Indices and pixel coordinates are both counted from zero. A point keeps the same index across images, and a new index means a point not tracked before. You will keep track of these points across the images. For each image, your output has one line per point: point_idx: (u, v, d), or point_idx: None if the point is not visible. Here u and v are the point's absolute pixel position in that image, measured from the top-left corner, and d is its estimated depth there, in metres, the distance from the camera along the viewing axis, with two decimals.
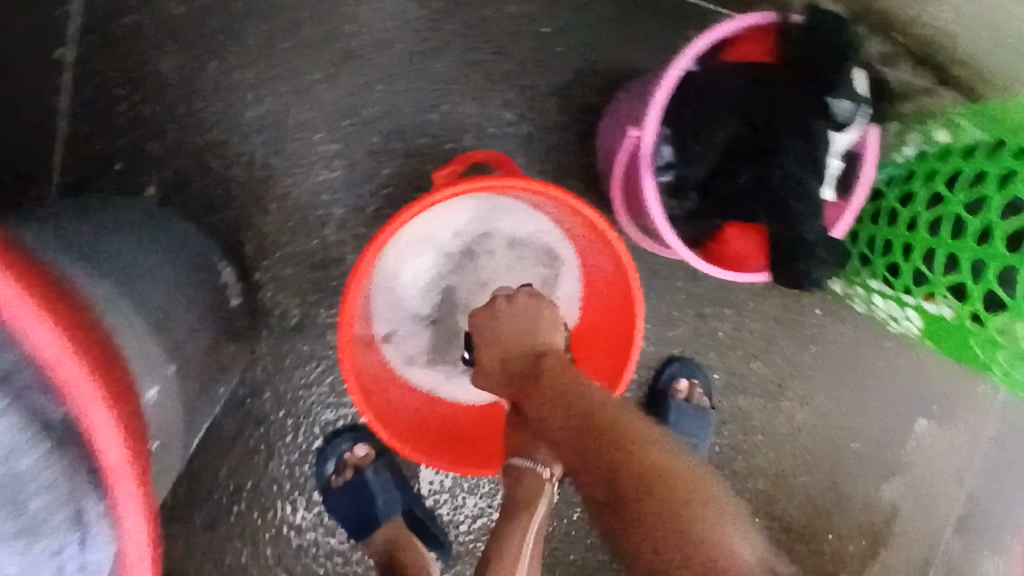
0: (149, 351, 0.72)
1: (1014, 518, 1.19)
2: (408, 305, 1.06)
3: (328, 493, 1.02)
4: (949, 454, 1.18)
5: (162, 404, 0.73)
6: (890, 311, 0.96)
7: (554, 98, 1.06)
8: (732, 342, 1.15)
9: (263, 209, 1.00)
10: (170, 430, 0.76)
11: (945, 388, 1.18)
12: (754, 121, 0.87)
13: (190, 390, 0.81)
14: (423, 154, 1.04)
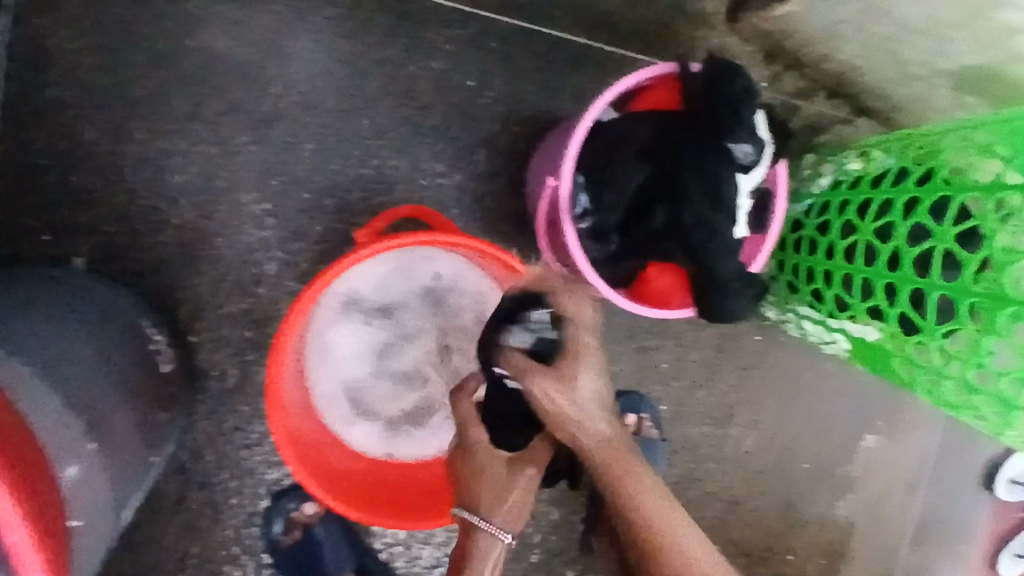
0: (69, 426, 0.67)
1: (965, 523, 1.26)
2: (348, 370, 0.90)
3: (277, 552, 0.99)
4: (895, 467, 1.25)
5: (90, 483, 0.68)
6: (819, 335, 0.99)
7: (488, 146, 1.02)
8: (678, 372, 1.18)
9: (196, 270, 0.95)
10: (98, 511, 0.69)
11: (886, 405, 1.25)
12: (664, 164, 0.80)
13: (124, 467, 0.75)
14: (356, 208, 0.98)
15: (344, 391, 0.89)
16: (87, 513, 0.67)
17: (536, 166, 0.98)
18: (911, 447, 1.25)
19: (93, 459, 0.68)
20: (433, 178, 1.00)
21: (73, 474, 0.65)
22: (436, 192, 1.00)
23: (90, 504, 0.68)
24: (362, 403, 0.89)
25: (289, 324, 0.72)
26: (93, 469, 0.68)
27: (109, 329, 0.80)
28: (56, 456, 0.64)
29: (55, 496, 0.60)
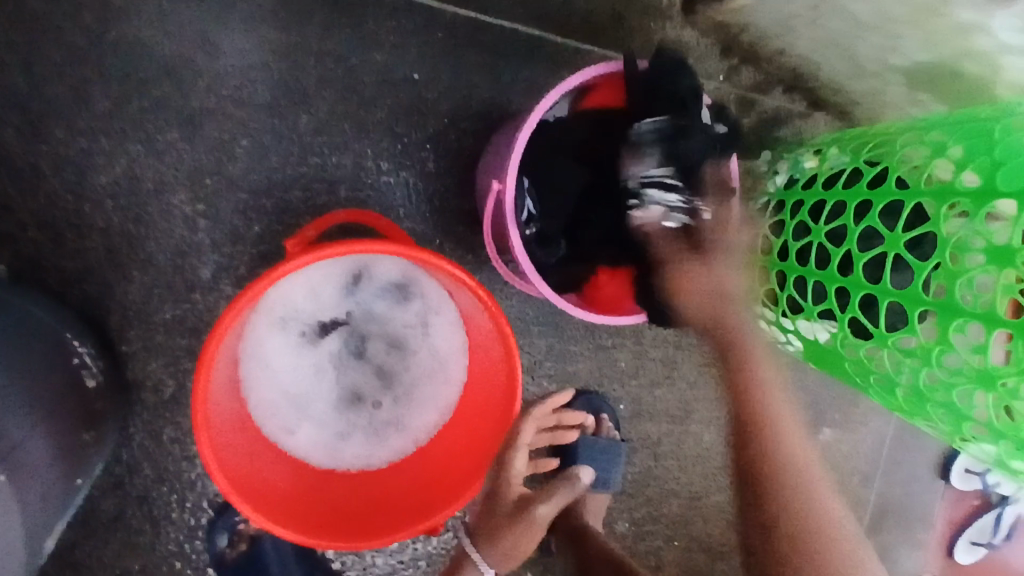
0: None
1: (917, 510, 1.28)
2: (285, 385, 0.85)
3: (223, 567, 0.95)
4: (850, 458, 1.26)
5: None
6: (774, 335, 0.98)
7: (434, 144, 0.98)
8: (636, 370, 1.17)
9: (126, 277, 0.90)
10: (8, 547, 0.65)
11: (839, 398, 1.25)
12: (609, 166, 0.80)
13: (41, 495, 0.70)
14: (295, 209, 0.93)
15: (283, 407, 0.85)
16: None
17: (487, 166, 0.95)
18: (868, 437, 1.27)
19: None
20: (378, 176, 0.96)
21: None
22: (382, 190, 0.97)
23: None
24: (302, 419, 0.85)
25: (216, 343, 0.66)
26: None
27: (28, 343, 0.75)
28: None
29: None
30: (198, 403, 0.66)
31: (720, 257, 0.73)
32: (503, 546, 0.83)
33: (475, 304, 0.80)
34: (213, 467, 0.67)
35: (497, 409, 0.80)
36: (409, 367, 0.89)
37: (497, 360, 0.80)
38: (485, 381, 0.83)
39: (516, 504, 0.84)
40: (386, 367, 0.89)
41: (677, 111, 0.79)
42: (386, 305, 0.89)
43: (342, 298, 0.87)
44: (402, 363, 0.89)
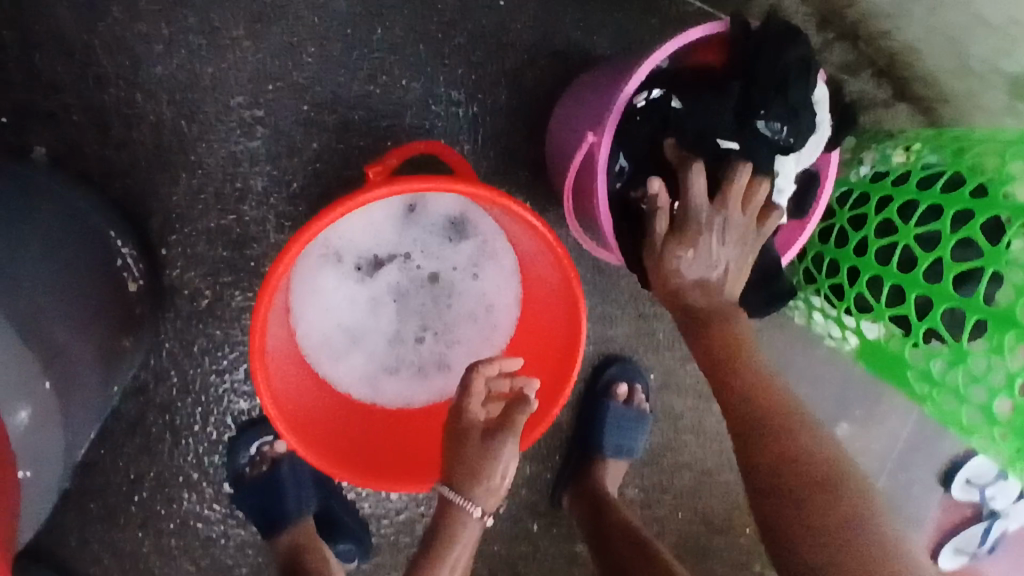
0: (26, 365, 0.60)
1: (920, 515, 1.25)
2: (330, 317, 0.82)
3: (239, 485, 0.93)
4: (860, 454, 1.25)
5: (38, 431, 0.60)
6: (829, 330, 0.95)
7: (509, 80, 0.92)
8: (672, 341, 1.15)
9: (171, 177, 0.85)
10: (52, 459, 0.64)
11: (861, 396, 1.24)
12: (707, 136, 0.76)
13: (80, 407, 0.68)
14: (357, 129, 0.88)
15: (324, 335, 0.82)
16: (35, 463, 0.60)
17: (563, 112, 0.89)
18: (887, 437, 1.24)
19: (47, 402, 0.61)
20: (448, 106, 0.90)
21: (22, 420, 0.58)
22: (449, 122, 0.91)
23: (37, 454, 0.61)
24: (344, 349, 0.83)
25: (280, 268, 0.62)
26: (44, 414, 0.61)
27: (69, 243, 0.71)
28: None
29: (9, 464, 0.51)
30: (256, 328, 0.62)
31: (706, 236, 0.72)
32: (486, 479, 0.68)
33: (547, 258, 0.75)
34: (263, 394, 0.64)
35: (549, 371, 0.77)
36: (456, 308, 0.85)
37: (559, 322, 0.76)
38: (539, 340, 0.80)
39: (482, 438, 0.69)
40: (433, 306, 0.85)
41: (782, 96, 0.73)
42: (438, 241, 0.84)
43: (395, 232, 0.83)
44: (450, 302, 0.85)
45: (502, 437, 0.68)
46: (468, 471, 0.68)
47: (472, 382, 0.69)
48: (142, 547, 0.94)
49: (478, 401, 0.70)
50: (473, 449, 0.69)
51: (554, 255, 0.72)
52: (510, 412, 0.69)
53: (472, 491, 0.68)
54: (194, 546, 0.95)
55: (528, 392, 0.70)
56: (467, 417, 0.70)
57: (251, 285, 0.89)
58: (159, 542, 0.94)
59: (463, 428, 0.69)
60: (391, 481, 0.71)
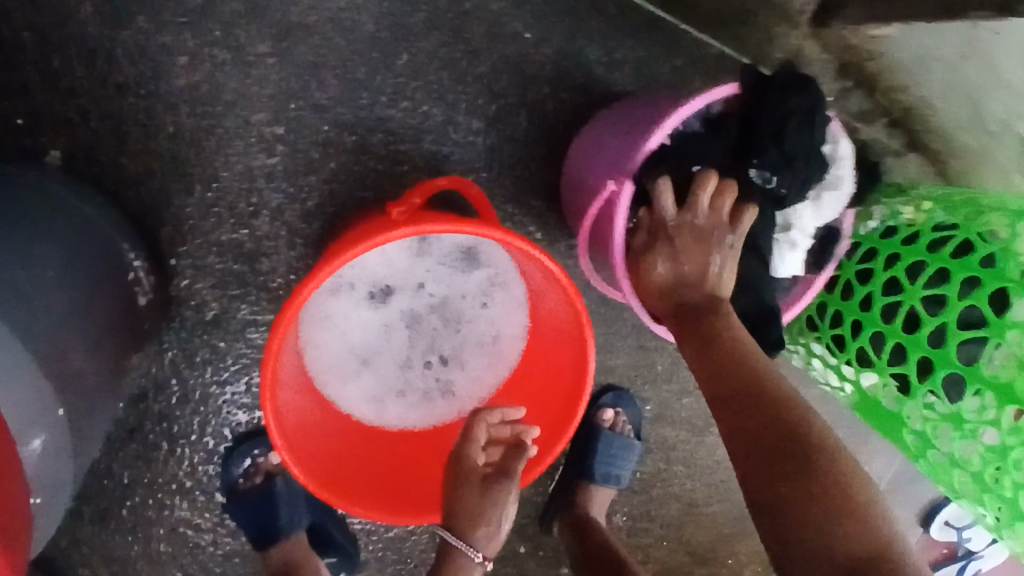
0: (41, 390, 0.59)
1: None
2: (338, 339, 0.83)
3: (233, 496, 0.92)
4: None
5: (48, 458, 0.60)
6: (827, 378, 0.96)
7: (529, 111, 0.92)
8: (670, 374, 1.16)
9: (186, 189, 0.84)
10: (59, 484, 0.63)
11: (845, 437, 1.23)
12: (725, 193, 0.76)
13: (85, 427, 0.68)
14: (375, 151, 0.88)
15: (334, 360, 0.82)
16: (44, 489, 0.60)
17: (581, 148, 0.89)
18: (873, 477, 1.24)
19: (58, 426, 0.61)
20: (467, 134, 0.91)
21: (35, 448, 0.57)
22: (467, 149, 0.91)
23: (47, 479, 0.60)
24: (352, 375, 0.83)
25: (298, 300, 0.62)
26: (54, 439, 0.61)
27: (81, 255, 0.70)
28: (16, 432, 0.55)
29: (19, 493, 0.51)
30: (270, 357, 0.62)
31: (684, 242, 0.72)
32: (488, 523, 0.70)
33: (561, 297, 0.74)
34: (271, 420, 0.63)
35: (555, 410, 0.77)
36: (464, 337, 0.86)
37: (567, 360, 0.76)
38: (546, 378, 0.79)
39: (484, 485, 0.70)
40: (441, 334, 0.86)
41: (774, 138, 0.73)
42: (449, 273, 0.85)
43: (405, 259, 0.84)
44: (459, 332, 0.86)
45: (502, 483, 0.70)
46: (473, 516, 0.69)
47: (475, 428, 0.70)
48: (130, 552, 0.93)
49: (479, 446, 0.71)
50: (479, 494, 0.70)
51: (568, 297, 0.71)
52: (509, 460, 0.71)
53: (475, 536, 0.70)
54: (182, 553, 0.95)
55: (526, 440, 0.72)
56: (467, 461, 0.70)
57: (258, 300, 0.88)
58: (148, 548, 0.94)
59: (465, 474, 0.70)
60: (392, 513, 0.71)
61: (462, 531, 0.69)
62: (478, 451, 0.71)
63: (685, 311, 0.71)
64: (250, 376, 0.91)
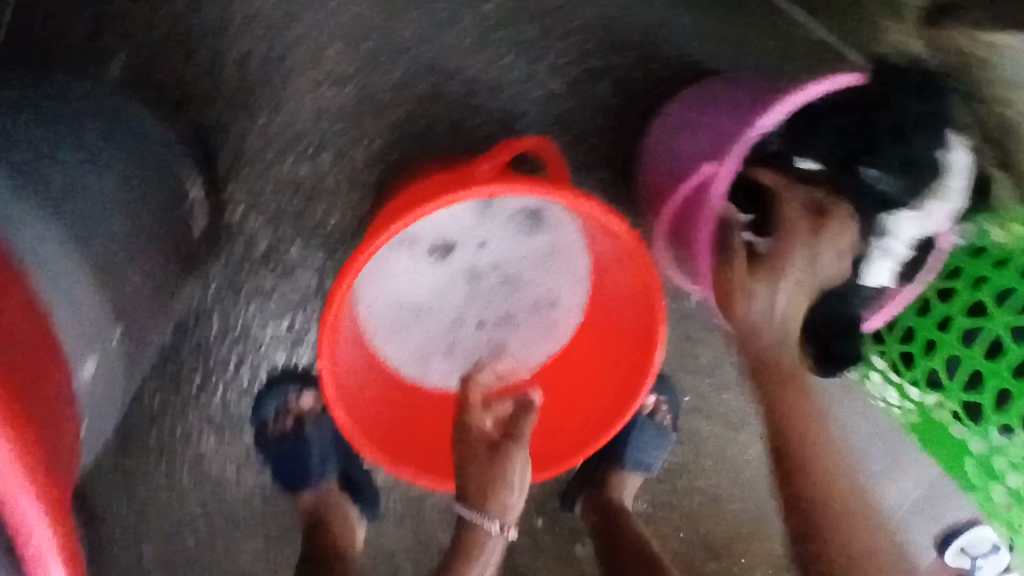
0: (97, 316, 0.57)
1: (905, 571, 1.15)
2: (393, 291, 0.79)
3: (263, 435, 0.90)
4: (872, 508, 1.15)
5: (100, 384, 0.59)
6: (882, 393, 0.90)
7: (614, 76, 0.87)
8: (713, 368, 1.12)
9: (250, 117, 0.82)
10: (108, 409, 0.62)
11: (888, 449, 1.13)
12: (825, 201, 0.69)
13: (132, 349, 0.65)
14: (447, 100, 0.85)
15: (388, 314, 0.79)
16: (90, 413, 0.58)
17: (662, 122, 0.83)
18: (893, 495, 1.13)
19: (111, 354, 0.59)
20: (547, 92, 0.86)
21: (86, 375, 0.55)
22: (543, 108, 0.86)
23: (93, 404, 0.58)
24: (405, 333, 0.80)
25: (366, 252, 0.61)
26: (106, 364, 0.59)
27: (141, 167, 0.67)
28: (71, 355, 0.53)
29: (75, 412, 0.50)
30: (332, 303, 0.61)
31: (786, 222, 0.69)
32: (504, 489, 0.66)
33: (634, 283, 0.71)
34: (325, 356, 0.63)
35: (609, 396, 0.74)
36: (521, 305, 0.83)
37: (630, 347, 0.73)
38: (607, 361, 0.76)
39: (491, 448, 0.67)
40: (500, 298, 0.82)
41: (896, 140, 0.67)
42: (515, 238, 0.81)
43: (472, 217, 0.79)
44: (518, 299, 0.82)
45: (514, 445, 0.68)
46: (482, 486, 0.66)
47: (469, 395, 0.71)
48: (154, 479, 0.91)
49: (480, 411, 0.70)
50: (495, 459, 0.66)
51: (644, 281, 0.69)
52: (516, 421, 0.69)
53: (491, 506, 0.66)
54: (205, 486, 0.93)
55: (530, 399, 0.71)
56: (470, 425, 0.69)
57: (311, 242, 0.86)
58: (172, 478, 0.92)
59: (472, 441, 0.68)
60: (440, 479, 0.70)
61: (472, 499, 0.66)
62: (479, 414, 0.70)
63: (753, 307, 0.68)
64: (293, 318, 0.88)
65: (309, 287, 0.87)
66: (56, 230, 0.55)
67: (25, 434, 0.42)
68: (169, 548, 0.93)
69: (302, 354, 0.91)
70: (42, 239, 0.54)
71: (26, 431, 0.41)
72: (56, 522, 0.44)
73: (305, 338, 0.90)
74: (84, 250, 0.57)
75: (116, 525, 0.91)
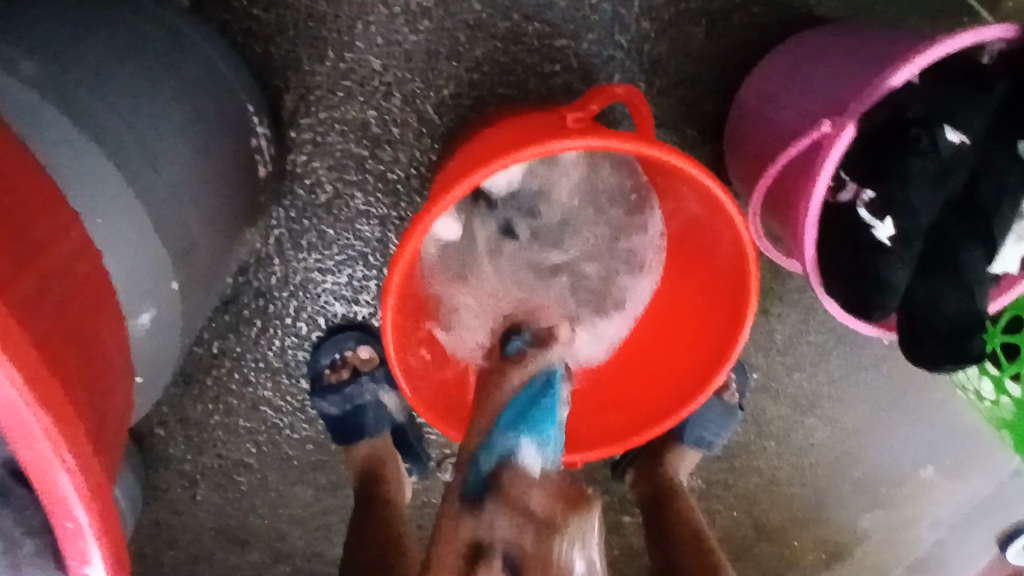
0: (154, 257, 0.54)
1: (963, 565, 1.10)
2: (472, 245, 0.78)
3: (318, 385, 0.88)
4: (933, 500, 1.08)
5: (158, 331, 0.57)
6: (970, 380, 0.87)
7: (709, 22, 0.79)
8: (787, 347, 1.02)
9: (317, 55, 0.78)
10: (165, 355, 0.61)
11: (958, 439, 1.06)
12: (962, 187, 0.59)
13: (194, 293, 0.63)
14: (526, 44, 0.79)
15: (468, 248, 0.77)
16: (145, 365, 0.57)
17: (763, 78, 0.75)
18: (963, 487, 1.07)
19: (171, 299, 0.58)
20: (634, 40, 0.79)
21: (144, 323, 0.54)
22: (628, 56, 0.80)
23: (150, 362, 0.57)
24: (475, 278, 0.77)
25: (439, 207, 0.57)
26: (167, 308, 0.57)
27: (205, 104, 0.63)
28: (126, 307, 0.52)
29: (121, 376, 0.48)
30: (400, 258, 0.59)
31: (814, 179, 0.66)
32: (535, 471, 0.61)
33: (722, 252, 0.68)
34: (389, 305, 0.61)
35: (692, 366, 0.72)
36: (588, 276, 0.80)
37: (718, 312, 0.70)
38: (697, 330, 0.73)
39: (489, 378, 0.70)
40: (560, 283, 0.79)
41: None
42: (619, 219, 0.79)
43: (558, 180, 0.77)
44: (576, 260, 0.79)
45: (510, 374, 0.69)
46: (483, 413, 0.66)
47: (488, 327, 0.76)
48: (209, 420, 0.91)
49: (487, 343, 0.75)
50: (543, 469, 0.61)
51: (739, 261, 0.65)
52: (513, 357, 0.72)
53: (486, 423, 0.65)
54: (259, 431, 0.92)
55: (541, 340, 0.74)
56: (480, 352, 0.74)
57: (374, 190, 0.82)
58: (227, 420, 0.92)
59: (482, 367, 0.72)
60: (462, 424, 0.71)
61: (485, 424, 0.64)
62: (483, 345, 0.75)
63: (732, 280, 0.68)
64: (353, 270, 0.86)
65: (371, 239, 0.84)
66: (116, 177, 0.52)
67: (55, 403, 0.37)
68: (223, 489, 0.94)
69: (362, 307, 0.88)
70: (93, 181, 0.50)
71: (62, 405, 0.38)
72: (96, 504, 0.40)
73: (364, 292, 0.87)
74: (142, 194, 0.54)
75: (173, 464, 0.92)
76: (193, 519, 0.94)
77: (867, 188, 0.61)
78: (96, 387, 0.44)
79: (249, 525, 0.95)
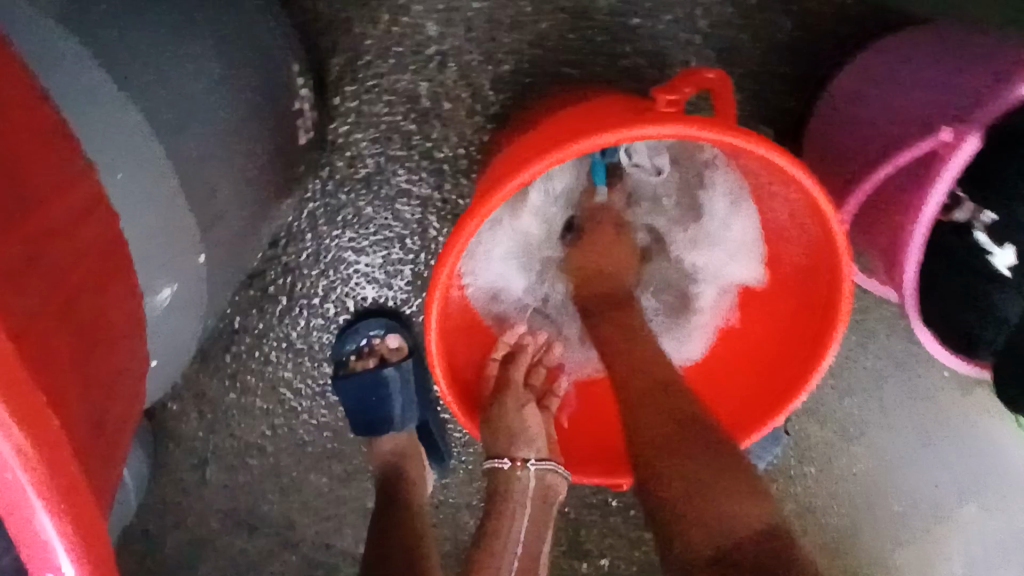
0: (174, 221, 0.49)
1: None
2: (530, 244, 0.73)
3: (340, 372, 0.83)
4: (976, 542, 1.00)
5: (175, 307, 0.51)
6: None
7: (799, 11, 0.72)
8: (840, 370, 0.95)
9: (370, 16, 0.72)
10: (179, 333, 0.55)
11: (1009, 479, 0.98)
12: None
13: (215, 266, 0.57)
14: (597, 22, 0.72)
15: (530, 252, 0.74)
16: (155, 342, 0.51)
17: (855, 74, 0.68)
18: (1009, 531, 0.99)
19: (194, 271, 0.52)
20: (714, 25, 0.72)
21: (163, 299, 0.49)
22: (706, 42, 0.73)
23: (163, 337, 0.52)
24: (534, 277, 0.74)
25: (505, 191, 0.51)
26: (188, 280, 0.52)
27: (245, 58, 0.58)
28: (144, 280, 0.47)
29: (127, 369, 0.43)
30: (453, 245, 0.53)
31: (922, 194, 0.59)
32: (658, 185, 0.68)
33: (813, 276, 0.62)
34: (436, 296, 0.55)
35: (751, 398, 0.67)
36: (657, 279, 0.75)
37: (793, 346, 0.64)
38: (762, 367, 0.67)
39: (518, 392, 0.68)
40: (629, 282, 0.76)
41: None
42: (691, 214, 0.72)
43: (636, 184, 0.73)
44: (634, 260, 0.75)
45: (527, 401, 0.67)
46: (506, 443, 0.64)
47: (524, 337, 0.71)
48: (224, 397, 0.86)
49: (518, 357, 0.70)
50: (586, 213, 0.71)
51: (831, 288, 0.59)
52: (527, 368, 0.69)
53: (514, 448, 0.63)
54: (276, 414, 0.87)
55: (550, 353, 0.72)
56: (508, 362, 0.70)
57: (418, 167, 0.77)
58: (244, 399, 0.87)
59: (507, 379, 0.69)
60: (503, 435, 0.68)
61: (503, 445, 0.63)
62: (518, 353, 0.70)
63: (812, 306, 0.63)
64: (388, 252, 0.80)
65: (411, 221, 0.79)
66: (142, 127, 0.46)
67: (36, 415, 0.32)
68: (234, 472, 0.89)
69: (394, 292, 0.83)
70: (120, 135, 0.45)
71: (42, 426, 0.32)
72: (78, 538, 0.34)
73: (400, 275, 0.82)
74: (171, 153, 0.49)
75: (184, 441, 0.88)
76: (199, 500, 0.89)
77: (989, 211, 0.53)
78: (90, 395, 0.38)
79: (256, 511, 0.90)
